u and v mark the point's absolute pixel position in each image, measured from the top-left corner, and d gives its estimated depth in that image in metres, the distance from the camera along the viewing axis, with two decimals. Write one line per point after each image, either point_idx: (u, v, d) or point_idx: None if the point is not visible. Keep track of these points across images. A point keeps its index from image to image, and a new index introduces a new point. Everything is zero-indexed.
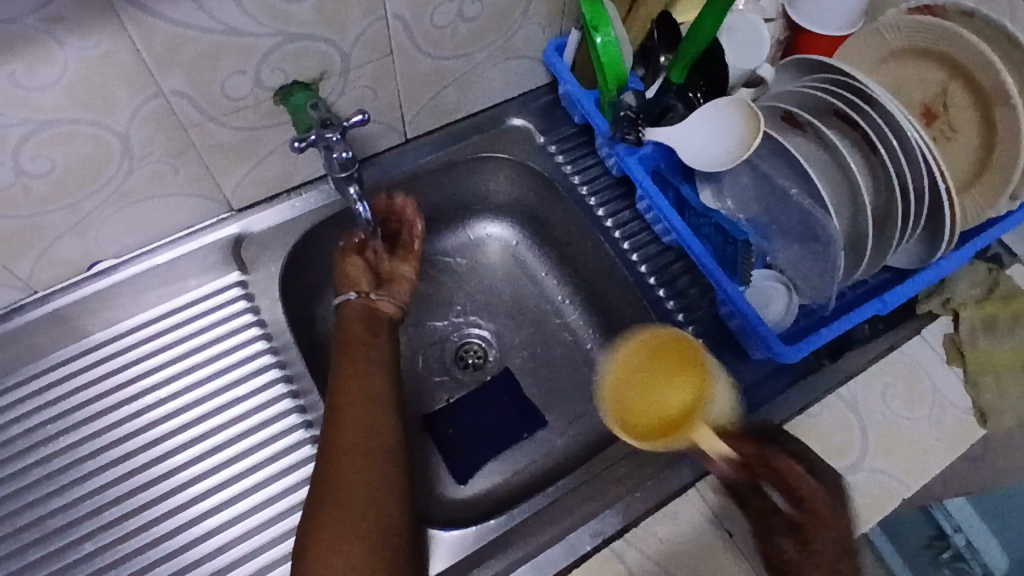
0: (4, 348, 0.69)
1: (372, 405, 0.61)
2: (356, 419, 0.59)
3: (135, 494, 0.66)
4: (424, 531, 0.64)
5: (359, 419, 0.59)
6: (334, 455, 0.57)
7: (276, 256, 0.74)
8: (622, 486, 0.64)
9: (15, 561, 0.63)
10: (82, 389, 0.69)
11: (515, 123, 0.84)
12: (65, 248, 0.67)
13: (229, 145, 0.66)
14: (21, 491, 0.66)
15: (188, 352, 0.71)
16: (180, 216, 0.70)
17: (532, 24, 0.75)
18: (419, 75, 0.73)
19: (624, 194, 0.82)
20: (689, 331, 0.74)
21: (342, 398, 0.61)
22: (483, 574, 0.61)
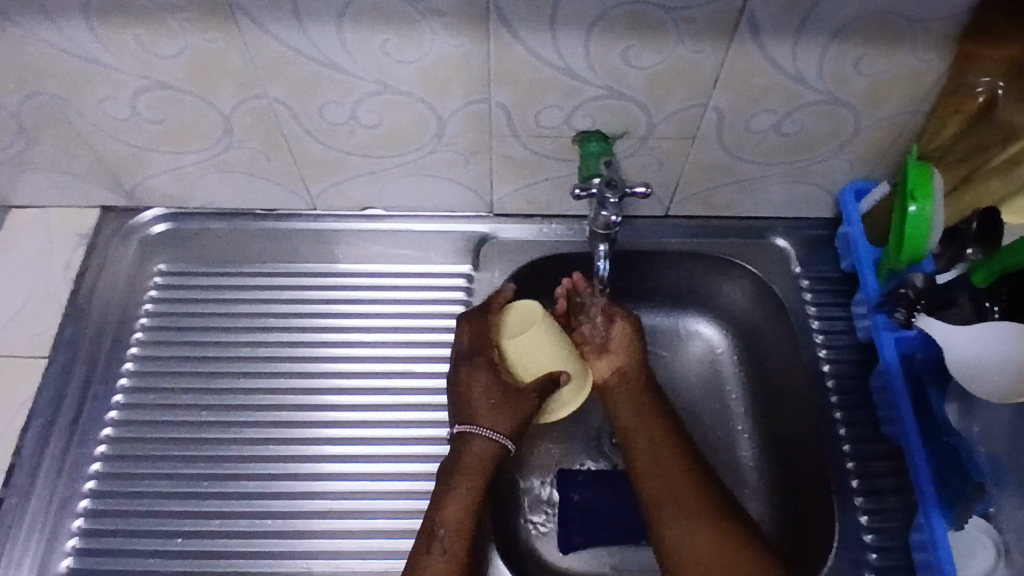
0: (272, 242, 0.81)
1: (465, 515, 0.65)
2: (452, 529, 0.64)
3: (301, 411, 0.74)
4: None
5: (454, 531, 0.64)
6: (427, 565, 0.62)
7: (506, 268, 0.79)
8: None
9: (196, 414, 0.73)
10: (304, 302, 0.78)
11: (778, 243, 0.81)
12: (353, 187, 0.76)
13: (518, 161, 0.71)
14: (227, 360, 0.76)
15: (397, 314, 0.78)
16: (448, 200, 0.78)
17: (843, 161, 0.72)
18: (708, 165, 0.73)
19: (857, 361, 0.75)
20: (866, 538, 0.67)
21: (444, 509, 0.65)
22: None
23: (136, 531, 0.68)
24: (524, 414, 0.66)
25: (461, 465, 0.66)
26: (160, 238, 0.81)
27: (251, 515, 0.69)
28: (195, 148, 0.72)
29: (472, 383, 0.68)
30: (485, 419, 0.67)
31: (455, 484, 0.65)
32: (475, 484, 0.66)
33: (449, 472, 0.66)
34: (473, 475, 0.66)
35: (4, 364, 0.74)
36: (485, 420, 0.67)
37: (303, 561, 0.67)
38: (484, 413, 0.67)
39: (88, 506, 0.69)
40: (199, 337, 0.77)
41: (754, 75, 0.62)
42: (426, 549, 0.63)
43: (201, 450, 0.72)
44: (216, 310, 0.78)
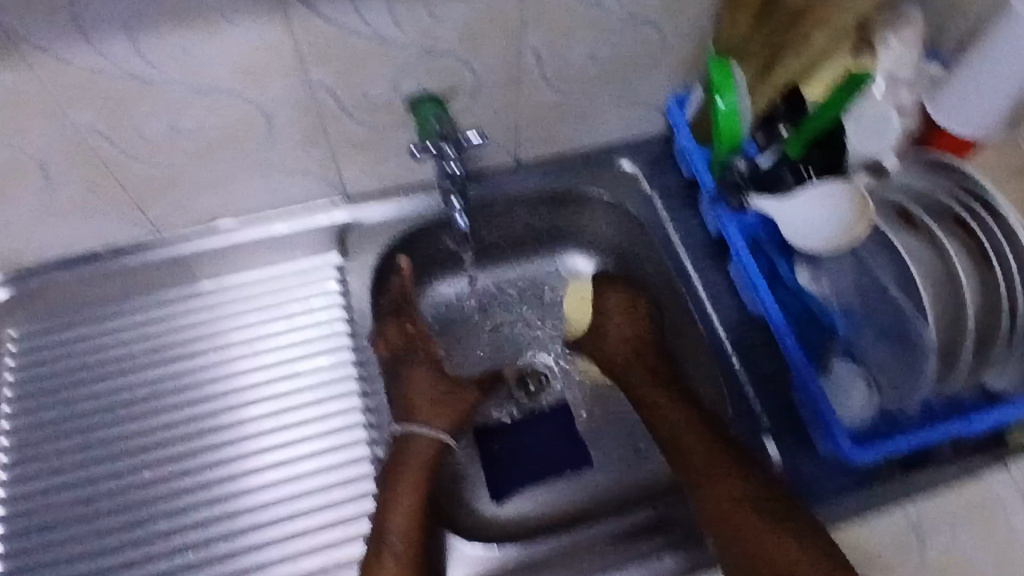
0: (127, 278, 0.77)
1: (412, 509, 0.66)
2: (404, 522, 0.65)
3: (201, 438, 0.73)
4: (444, 536, 0.70)
5: (404, 522, 0.65)
6: (383, 563, 0.64)
7: (375, 248, 0.79)
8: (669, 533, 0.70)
9: (90, 469, 0.71)
10: (178, 331, 0.77)
11: (624, 166, 0.86)
12: (197, 201, 0.74)
13: (358, 138, 0.72)
14: (113, 409, 0.74)
15: (276, 319, 0.77)
16: (300, 194, 0.77)
17: (660, 74, 0.77)
18: (540, 106, 0.76)
19: (716, 254, 0.81)
20: (756, 408, 0.72)
21: (389, 507, 0.66)
22: None
23: None
24: (457, 414, 0.72)
25: (405, 461, 0.69)
26: (5, 303, 0.75)
27: (176, 552, 0.68)
28: (16, 198, 0.67)
29: (413, 379, 0.73)
30: (425, 417, 0.71)
31: (398, 473, 0.68)
32: (420, 477, 0.68)
33: (390, 471, 0.68)
34: (417, 468, 0.69)
35: None
36: (423, 416, 0.72)
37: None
38: (423, 406, 0.72)
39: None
40: (81, 394, 0.74)
41: (556, 9, 0.65)
42: (380, 554, 0.64)
43: (110, 503, 0.70)
44: (88, 362, 0.75)
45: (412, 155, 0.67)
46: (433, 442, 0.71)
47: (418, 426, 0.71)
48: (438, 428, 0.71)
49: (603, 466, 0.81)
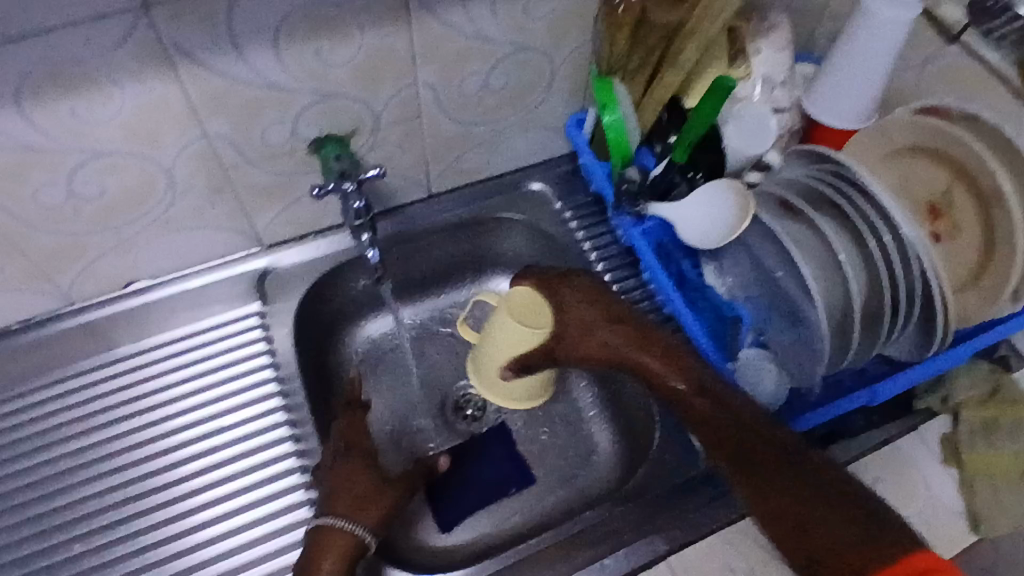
0: (41, 351, 0.76)
1: None
2: None
3: (131, 504, 0.70)
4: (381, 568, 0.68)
5: None
6: None
7: (296, 292, 0.80)
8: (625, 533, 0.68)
9: (8, 553, 0.68)
10: (98, 398, 0.75)
11: (534, 187, 0.89)
12: (107, 265, 0.73)
13: (265, 185, 0.73)
14: (32, 486, 0.71)
15: (201, 374, 0.77)
16: (215, 247, 0.77)
17: (555, 99, 0.81)
18: (444, 137, 0.79)
19: (630, 263, 0.84)
20: (682, 404, 0.75)
21: None
22: None
23: None
24: (384, 513, 0.65)
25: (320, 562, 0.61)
26: None
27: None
28: None
29: (338, 471, 0.67)
30: (346, 509, 0.64)
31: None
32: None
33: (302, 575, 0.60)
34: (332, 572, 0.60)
35: None
36: (345, 511, 0.64)
37: None
38: (345, 502, 0.65)
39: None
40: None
41: (444, 44, 0.68)
42: None
43: None
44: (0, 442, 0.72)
45: (316, 195, 0.69)
46: (352, 541, 0.62)
47: (338, 520, 0.63)
48: (361, 523, 0.63)
49: (545, 481, 0.82)
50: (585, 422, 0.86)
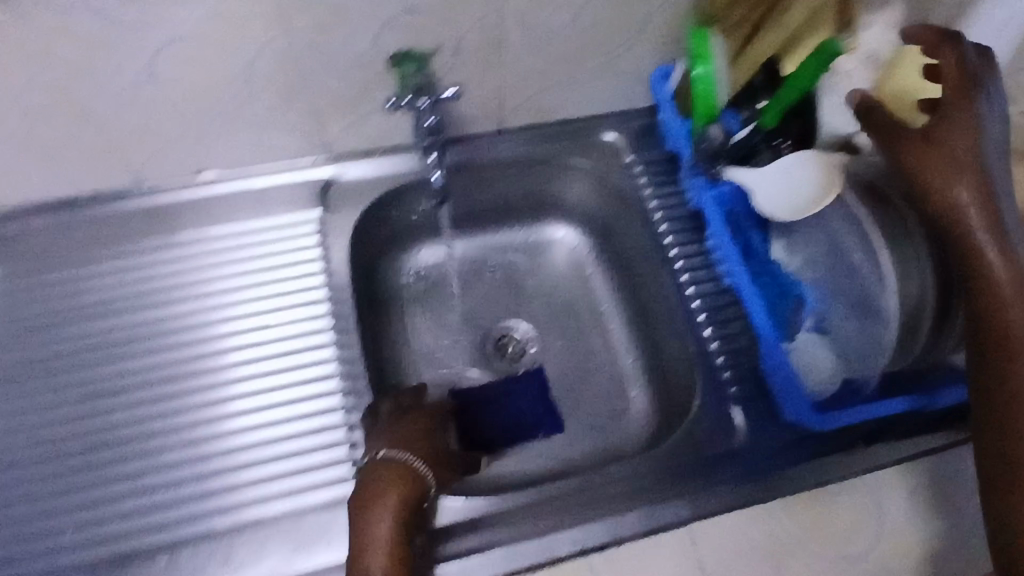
0: (96, 225, 0.76)
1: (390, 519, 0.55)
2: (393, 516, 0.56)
3: (170, 385, 0.69)
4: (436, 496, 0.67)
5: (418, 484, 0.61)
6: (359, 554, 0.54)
7: (355, 207, 0.80)
8: (650, 494, 0.67)
9: (52, 411, 0.68)
10: (155, 277, 0.75)
11: (607, 137, 0.87)
12: (178, 152, 0.74)
13: (338, 95, 0.72)
14: (80, 352, 0.71)
15: (255, 268, 0.76)
16: (284, 149, 0.78)
17: (643, 47, 0.78)
18: (524, 69, 0.77)
19: (694, 229, 0.82)
20: (726, 377, 0.73)
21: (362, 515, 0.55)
22: (483, 536, 0.65)
23: (16, 551, 0.63)
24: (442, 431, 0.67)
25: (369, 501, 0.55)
26: None
27: (129, 504, 0.64)
28: None
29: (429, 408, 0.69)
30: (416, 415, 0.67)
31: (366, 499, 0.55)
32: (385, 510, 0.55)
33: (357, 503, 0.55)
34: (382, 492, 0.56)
35: None
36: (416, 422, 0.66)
37: (199, 523, 0.63)
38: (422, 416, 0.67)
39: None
40: (52, 335, 0.71)
41: None
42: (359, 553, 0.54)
43: (73, 446, 0.67)
44: (60, 304, 0.73)
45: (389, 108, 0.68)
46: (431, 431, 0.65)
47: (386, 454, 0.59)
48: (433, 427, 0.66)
49: (575, 432, 0.82)
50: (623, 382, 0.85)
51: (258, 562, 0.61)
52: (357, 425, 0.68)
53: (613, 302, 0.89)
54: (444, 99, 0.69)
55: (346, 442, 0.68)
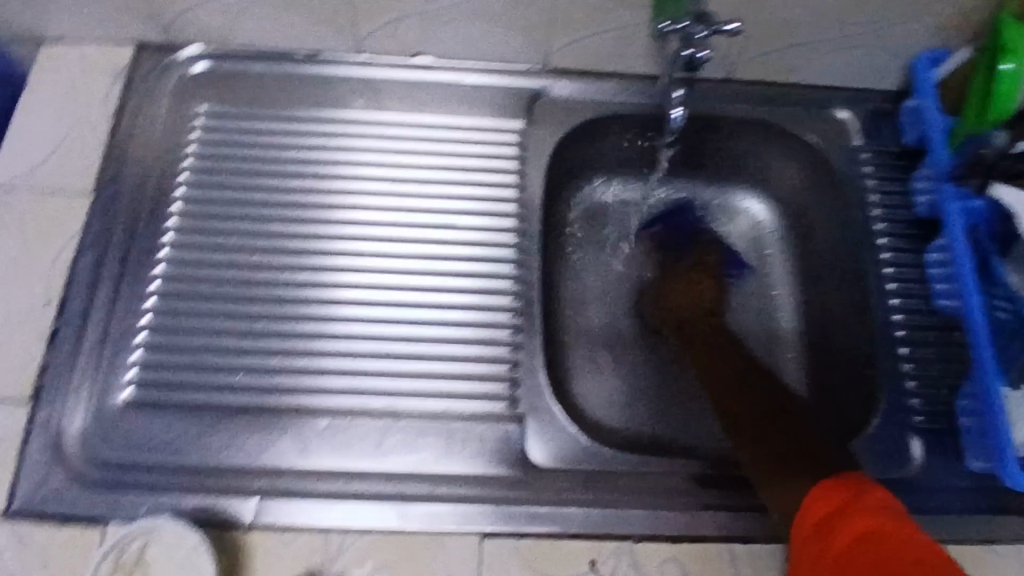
0: (311, 87, 0.76)
1: None
2: None
3: (347, 260, 0.70)
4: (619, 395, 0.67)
5: None
6: None
7: (560, 126, 0.77)
8: None
9: (238, 256, 0.70)
10: (351, 151, 0.75)
11: (840, 116, 0.79)
12: (407, 29, 0.72)
13: (585, 5, 0.68)
14: (273, 206, 0.72)
15: (447, 165, 0.75)
16: (506, 51, 0.75)
17: (924, 23, 0.69)
18: (783, 19, 0.70)
19: (913, 237, 0.74)
20: (912, 402, 0.68)
21: None
22: (623, 488, 0.62)
23: (183, 378, 0.64)
24: None
25: None
26: (202, 78, 0.76)
27: (300, 363, 0.66)
28: None
29: None
30: None
31: None
32: None
33: None
34: None
35: (39, 200, 0.68)
36: None
37: (360, 398, 0.65)
38: None
39: (141, 359, 0.65)
40: (248, 183, 0.73)
41: None
42: None
43: (254, 294, 0.68)
44: (259, 153, 0.74)
45: (659, 29, 0.60)
46: None
47: None
48: None
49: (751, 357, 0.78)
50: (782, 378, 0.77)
51: (411, 452, 0.62)
52: (523, 347, 0.68)
53: (790, 291, 0.81)
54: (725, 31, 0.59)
55: (509, 361, 0.67)
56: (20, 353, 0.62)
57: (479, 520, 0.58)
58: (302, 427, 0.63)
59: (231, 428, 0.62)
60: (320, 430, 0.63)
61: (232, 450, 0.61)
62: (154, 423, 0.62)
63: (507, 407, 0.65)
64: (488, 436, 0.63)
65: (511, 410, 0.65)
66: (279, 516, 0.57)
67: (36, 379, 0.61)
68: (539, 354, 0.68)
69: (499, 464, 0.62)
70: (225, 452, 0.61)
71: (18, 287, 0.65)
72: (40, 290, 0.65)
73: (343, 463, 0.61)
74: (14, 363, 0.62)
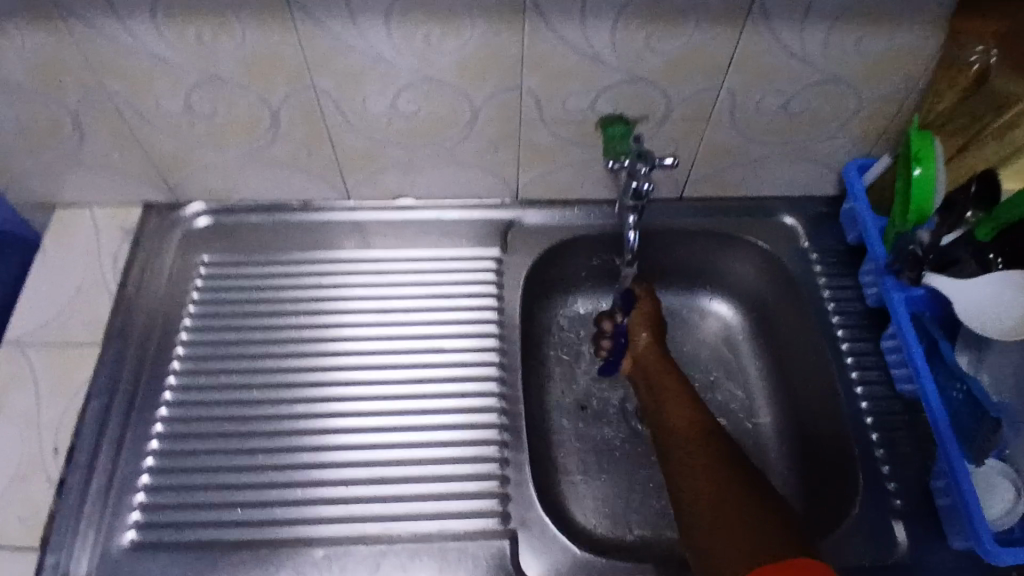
0: (305, 233, 0.84)
1: None
2: None
3: (341, 388, 0.75)
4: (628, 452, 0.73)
5: None
6: None
7: (532, 251, 0.84)
8: None
9: (239, 392, 0.74)
10: (341, 286, 0.81)
11: (786, 221, 0.86)
12: (388, 177, 0.81)
13: (545, 146, 0.76)
14: (268, 344, 0.77)
15: (429, 294, 0.81)
16: (479, 188, 0.83)
17: (845, 138, 0.78)
18: (720, 146, 0.78)
19: (869, 327, 0.79)
20: (888, 486, 0.70)
21: None
22: None
23: (184, 516, 0.67)
24: None
25: None
26: (204, 230, 0.84)
27: (296, 493, 0.68)
28: (240, 143, 0.75)
29: None
30: None
31: None
32: None
33: None
34: None
35: (52, 353, 0.74)
36: None
37: (357, 525, 0.67)
38: None
39: (143, 500, 0.67)
40: (246, 324, 0.78)
41: (763, 57, 0.68)
42: None
43: (253, 428, 0.72)
44: (257, 295, 0.80)
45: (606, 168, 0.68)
46: None
47: None
48: None
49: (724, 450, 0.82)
50: (766, 470, 0.81)
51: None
52: (511, 462, 0.71)
53: (762, 383, 0.86)
54: (663, 167, 0.67)
55: (499, 477, 0.70)
56: (29, 502, 0.66)
57: None
58: (300, 558, 0.65)
59: (229, 564, 0.64)
60: (317, 560, 0.64)
61: None
62: (156, 563, 0.64)
63: (499, 522, 0.67)
64: (480, 554, 0.65)
65: (502, 524, 0.67)
66: None
67: (46, 527, 0.65)
68: (527, 467, 0.71)
69: None
70: None
71: (30, 438, 0.69)
72: (51, 439, 0.69)
73: None
74: (26, 513, 0.65)
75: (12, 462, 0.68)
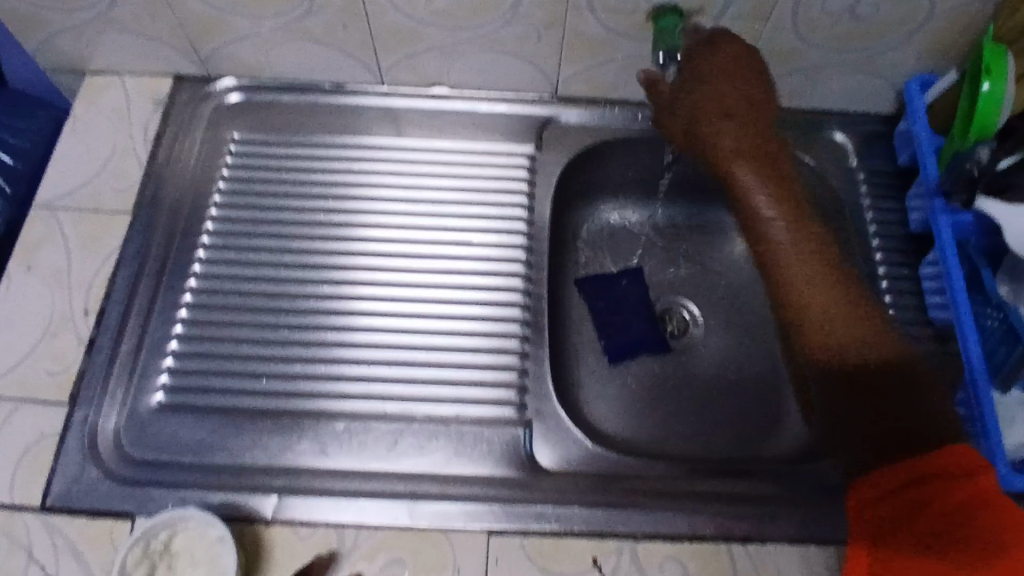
0: (336, 116, 0.82)
1: None
2: None
3: (365, 272, 0.75)
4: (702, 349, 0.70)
5: None
6: None
7: (567, 149, 0.81)
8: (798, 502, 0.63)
9: (268, 269, 0.75)
10: (370, 172, 0.80)
11: (835, 138, 0.83)
12: (424, 61, 0.78)
13: (590, 37, 0.73)
14: (296, 224, 0.77)
15: (458, 187, 0.80)
16: (515, 80, 0.80)
17: (912, 49, 0.73)
18: (778, 49, 0.74)
19: (911, 254, 0.77)
20: None
21: None
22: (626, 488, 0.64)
23: (208, 381, 0.69)
24: None
25: None
26: (236, 107, 0.82)
27: (319, 369, 0.70)
28: (276, 13, 0.72)
29: None
30: None
31: None
32: None
33: None
34: None
35: (83, 216, 0.74)
36: None
37: (378, 403, 0.69)
38: None
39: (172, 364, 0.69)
40: (275, 203, 0.78)
41: None
42: None
43: (279, 304, 0.73)
44: (288, 176, 0.79)
45: None
46: None
47: None
48: None
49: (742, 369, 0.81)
50: None
51: (423, 454, 0.65)
52: (531, 356, 0.71)
53: None
54: None
55: (518, 369, 0.71)
56: (60, 357, 0.67)
57: (485, 518, 0.60)
58: (321, 429, 0.66)
59: (254, 430, 0.66)
60: (339, 432, 0.66)
61: (256, 449, 0.65)
62: (185, 423, 0.66)
63: (515, 412, 0.68)
64: (496, 439, 0.66)
65: (518, 415, 0.68)
66: (300, 509, 0.60)
67: (75, 382, 0.66)
68: (547, 362, 0.71)
69: (506, 466, 0.65)
70: (248, 452, 0.65)
71: (63, 297, 0.70)
72: (82, 301, 0.70)
73: (358, 463, 0.65)
74: (56, 367, 0.67)
75: (43, 316, 0.69)
